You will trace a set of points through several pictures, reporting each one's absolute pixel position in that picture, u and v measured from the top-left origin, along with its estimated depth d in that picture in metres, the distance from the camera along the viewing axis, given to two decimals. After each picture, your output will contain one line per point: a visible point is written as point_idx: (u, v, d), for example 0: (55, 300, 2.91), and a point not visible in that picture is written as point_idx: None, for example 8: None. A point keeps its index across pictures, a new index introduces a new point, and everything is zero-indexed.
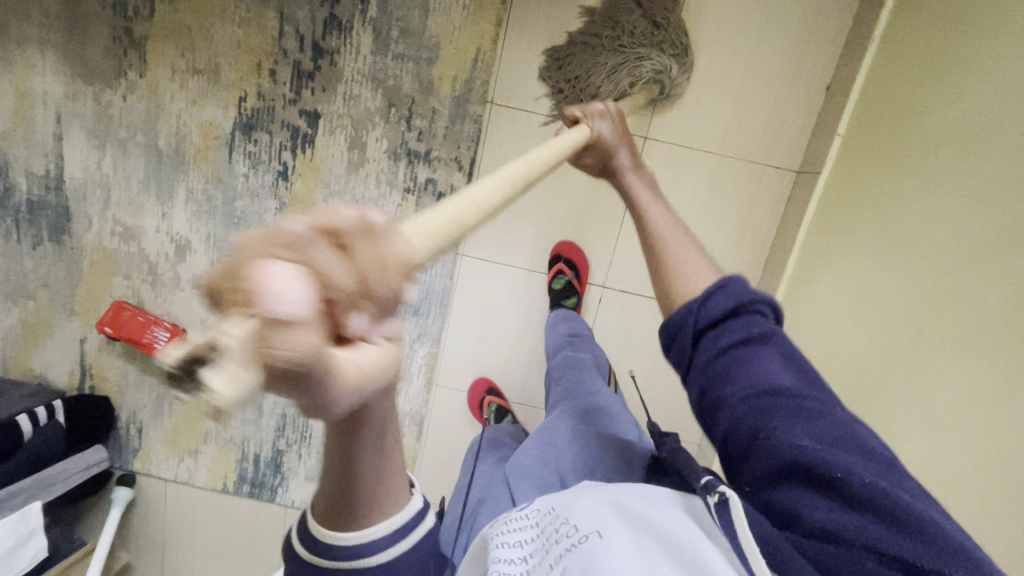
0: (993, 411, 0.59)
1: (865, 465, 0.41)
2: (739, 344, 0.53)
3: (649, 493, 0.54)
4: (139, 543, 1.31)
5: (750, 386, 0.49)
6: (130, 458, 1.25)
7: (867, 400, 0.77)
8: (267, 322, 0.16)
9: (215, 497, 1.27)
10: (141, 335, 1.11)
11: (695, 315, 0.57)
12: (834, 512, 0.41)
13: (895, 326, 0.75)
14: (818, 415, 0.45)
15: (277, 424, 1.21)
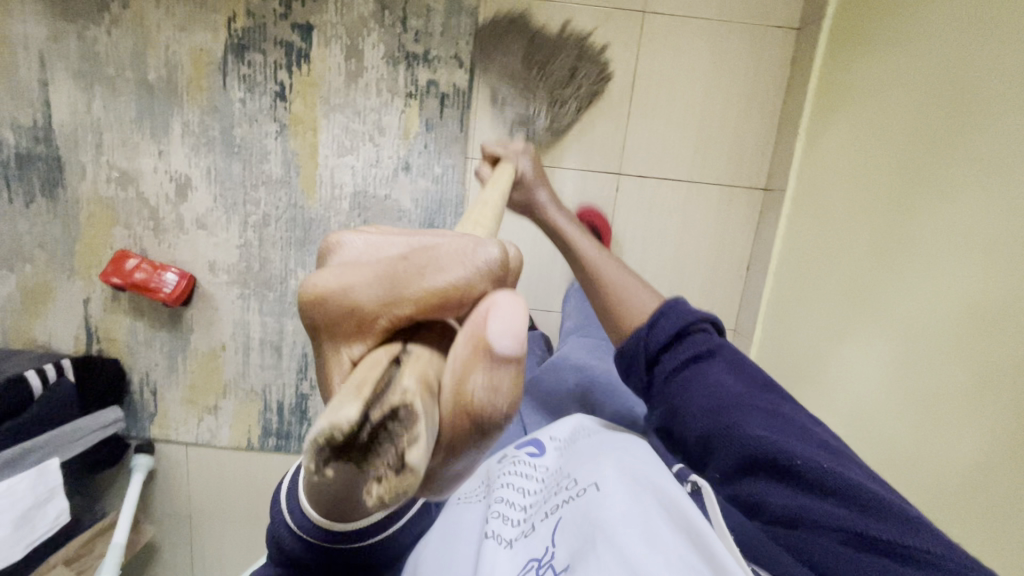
0: (928, 360, 0.68)
1: (819, 454, 0.57)
2: (688, 362, 0.67)
3: (640, 452, 0.62)
4: (164, 517, 1.25)
5: (707, 394, 0.64)
6: (147, 424, 1.20)
7: (858, 287, 0.82)
8: (478, 363, 0.27)
9: (240, 455, 1.21)
10: (149, 281, 1.07)
11: (647, 340, 0.71)
12: (796, 501, 0.55)
13: (843, 289, 0.85)
14: (771, 414, 0.61)
15: (298, 365, 1.16)
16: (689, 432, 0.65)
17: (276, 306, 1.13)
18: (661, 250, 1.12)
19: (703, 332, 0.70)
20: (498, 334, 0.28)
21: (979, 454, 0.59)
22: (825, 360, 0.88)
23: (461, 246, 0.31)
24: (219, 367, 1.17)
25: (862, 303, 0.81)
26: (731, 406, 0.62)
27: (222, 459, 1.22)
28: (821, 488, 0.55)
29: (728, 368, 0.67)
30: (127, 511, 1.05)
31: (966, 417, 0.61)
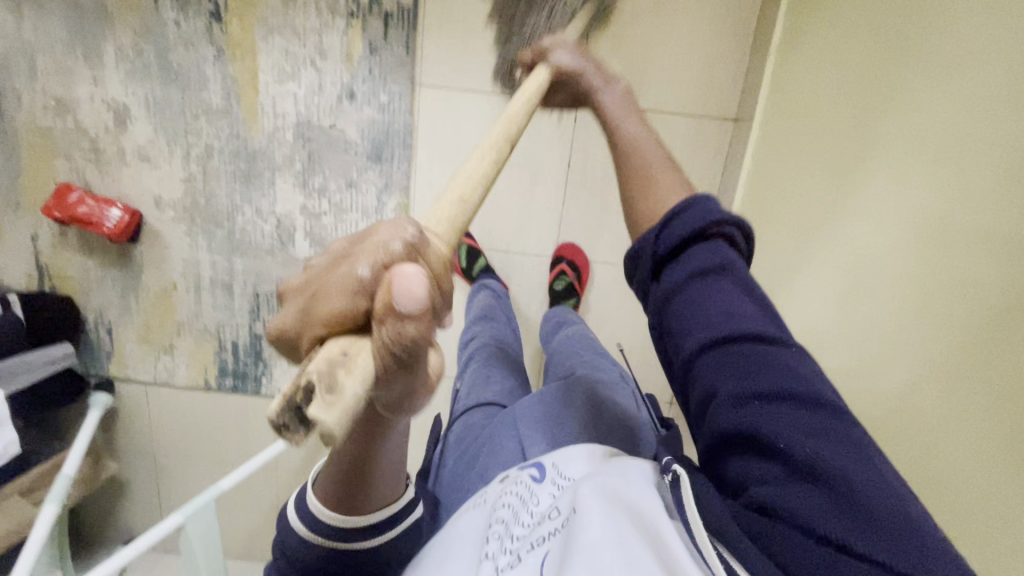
0: (871, 299, 0.64)
1: (820, 435, 0.37)
2: (694, 278, 0.48)
3: (629, 466, 0.46)
4: (129, 454, 1.26)
5: (708, 330, 0.45)
6: (105, 363, 1.20)
7: (817, 212, 0.77)
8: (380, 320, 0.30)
9: (199, 395, 1.21)
10: (93, 215, 1.04)
11: (653, 246, 0.53)
12: (782, 493, 0.37)
13: (802, 221, 0.81)
14: (771, 367, 0.41)
15: (250, 305, 1.14)
16: (685, 385, 0.47)
17: (224, 244, 1.10)
18: None
19: (727, 242, 0.50)
20: (401, 297, 0.29)
21: (910, 386, 0.57)
22: (779, 289, 0.85)
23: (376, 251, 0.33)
24: (172, 305, 1.15)
25: (819, 226, 0.76)
26: (736, 355, 0.43)
27: (181, 398, 1.22)
28: (820, 484, 0.36)
29: (744, 297, 0.46)
30: (80, 444, 1.04)
31: (900, 340, 0.58)
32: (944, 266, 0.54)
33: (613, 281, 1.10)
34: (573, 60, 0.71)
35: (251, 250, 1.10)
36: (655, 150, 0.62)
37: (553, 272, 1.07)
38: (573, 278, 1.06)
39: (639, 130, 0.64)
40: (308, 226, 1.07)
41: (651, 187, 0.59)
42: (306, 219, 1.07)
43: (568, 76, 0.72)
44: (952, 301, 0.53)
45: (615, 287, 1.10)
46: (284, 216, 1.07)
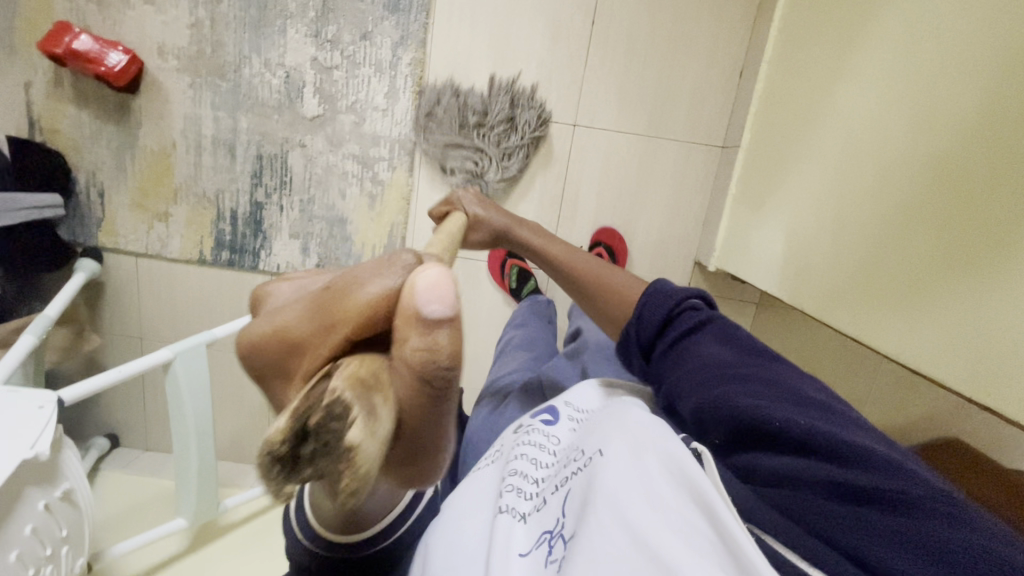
0: (896, 105, 0.66)
1: (802, 412, 0.43)
2: (681, 340, 0.57)
3: (651, 416, 0.51)
4: (114, 335, 1.20)
5: (697, 364, 0.53)
6: (94, 231, 1.13)
7: (818, 84, 0.83)
8: (413, 326, 0.28)
9: (193, 270, 1.15)
10: (95, 56, 0.98)
11: (637, 330, 0.62)
12: (794, 466, 0.41)
13: (816, 75, 0.84)
14: (760, 376, 0.48)
15: (253, 169, 1.08)
16: (679, 410, 0.53)
17: (229, 100, 1.05)
18: (647, 53, 1.02)
19: (693, 309, 0.59)
20: (426, 305, 0.28)
21: (952, 148, 0.58)
22: (794, 144, 0.87)
23: (392, 265, 0.31)
24: (170, 168, 1.09)
25: (822, 94, 0.82)
26: (719, 372, 0.50)
27: (174, 274, 1.16)
28: (816, 447, 0.41)
29: (716, 339, 0.55)
30: (63, 297, 0.99)
31: (900, 175, 0.64)
32: (959, 50, 0.58)
33: (632, 154, 1.07)
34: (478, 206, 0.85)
35: (257, 108, 1.05)
36: (581, 259, 0.78)
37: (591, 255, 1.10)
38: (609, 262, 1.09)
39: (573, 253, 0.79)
40: (319, 81, 1.03)
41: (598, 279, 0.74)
42: (317, 73, 1.03)
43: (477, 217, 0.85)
44: (959, 113, 0.58)
45: (633, 165, 1.07)
46: (295, 70, 1.03)
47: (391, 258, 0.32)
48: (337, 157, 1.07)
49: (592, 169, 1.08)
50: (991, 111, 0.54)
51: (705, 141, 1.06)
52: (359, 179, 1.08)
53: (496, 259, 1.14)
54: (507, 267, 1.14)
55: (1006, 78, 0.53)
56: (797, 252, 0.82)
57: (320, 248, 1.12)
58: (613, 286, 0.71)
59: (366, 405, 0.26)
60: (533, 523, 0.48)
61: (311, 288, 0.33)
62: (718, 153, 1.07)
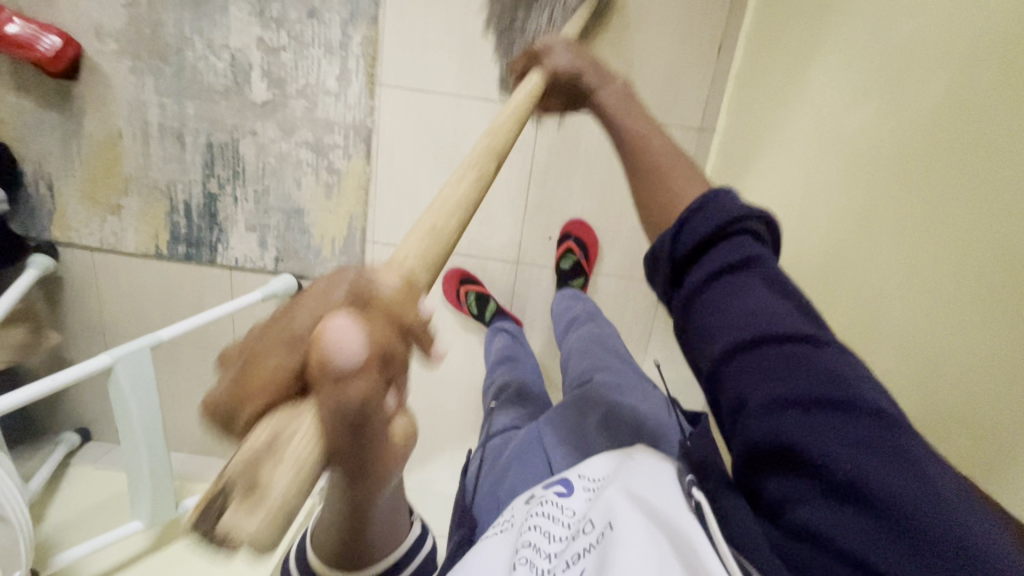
0: (871, 86, 0.60)
1: (854, 441, 0.31)
2: (715, 279, 0.41)
3: (665, 478, 0.43)
4: (77, 329, 1.17)
5: (736, 330, 0.38)
6: (46, 225, 1.09)
7: (794, 64, 0.78)
8: (325, 374, 0.25)
9: (151, 265, 1.12)
10: (26, 39, 0.92)
11: (669, 251, 0.45)
12: (823, 516, 0.32)
13: (799, 50, 0.77)
14: (815, 371, 0.34)
15: (203, 158, 1.03)
16: (710, 393, 0.40)
17: (173, 85, 0.99)
18: (617, 28, 0.94)
19: (746, 237, 0.42)
20: (337, 360, 0.25)
21: (920, 136, 0.51)
22: (773, 125, 0.81)
23: (316, 306, 0.28)
24: (119, 158, 1.04)
25: (797, 74, 0.77)
26: (746, 358, 0.37)
27: (132, 268, 1.12)
28: (858, 507, 0.30)
29: (768, 291, 0.39)
30: (9, 296, 0.96)
31: (871, 161, 0.58)
32: (936, 23, 0.51)
33: (601, 137, 1.00)
34: (569, 62, 0.71)
35: (202, 93, 0.99)
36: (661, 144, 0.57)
37: (560, 250, 1.05)
38: (580, 256, 1.04)
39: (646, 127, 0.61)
40: (265, 64, 0.96)
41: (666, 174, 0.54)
42: (263, 55, 0.96)
43: (564, 76, 0.72)
44: (929, 95, 0.51)
45: (605, 149, 1.00)
46: (240, 51, 0.96)
47: (315, 295, 0.29)
48: (290, 145, 1.01)
49: (559, 155, 1.01)
50: (948, 110, 0.48)
51: (681, 123, 0.98)
52: (315, 168, 1.02)
53: (451, 287, 1.11)
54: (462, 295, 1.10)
55: (979, 58, 0.46)
56: None
57: (279, 241, 1.08)
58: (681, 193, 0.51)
59: (252, 481, 0.26)
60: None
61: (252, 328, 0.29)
62: (694, 136, 0.99)
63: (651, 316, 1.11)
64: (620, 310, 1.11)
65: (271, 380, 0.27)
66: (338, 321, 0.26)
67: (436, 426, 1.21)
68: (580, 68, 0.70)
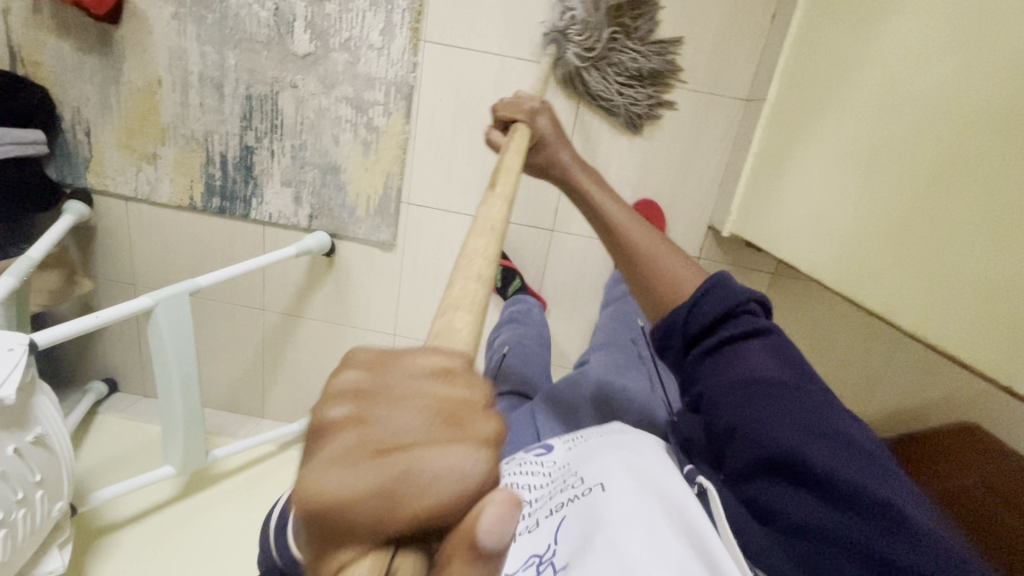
0: (947, 47, 0.57)
1: (841, 457, 0.45)
2: (734, 339, 0.56)
3: (654, 457, 0.55)
4: (109, 278, 1.18)
5: (741, 376, 0.53)
6: (82, 172, 1.09)
7: (852, 31, 0.74)
8: (478, 554, 0.22)
9: (185, 217, 1.12)
10: None
11: (687, 319, 0.60)
12: (818, 514, 0.44)
13: (858, 14, 0.73)
14: (804, 405, 0.49)
15: (242, 110, 1.02)
16: (712, 419, 0.55)
17: (215, 33, 0.98)
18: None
19: (751, 315, 0.57)
20: (495, 545, 0.22)
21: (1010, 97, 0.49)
22: (824, 96, 0.78)
23: (471, 427, 0.23)
24: (156, 107, 1.04)
25: (866, 39, 0.71)
26: (746, 392, 0.52)
27: (166, 220, 1.13)
28: (850, 510, 0.43)
29: (766, 352, 0.54)
30: (48, 239, 0.96)
31: (943, 126, 0.56)
32: None
33: (645, 105, 0.98)
34: (550, 127, 0.80)
35: (244, 42, 0.98)
36: (636, 223, 0.73)
37: None
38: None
39: (625, 213, 0.74)
40: (309, 15, 0.95)
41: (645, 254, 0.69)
42: (307, 5, 0.95)
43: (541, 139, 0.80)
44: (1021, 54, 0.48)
45: (647, 118, 0.99)
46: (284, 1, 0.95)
47: (466, 408, 0.24)
48: (329, 100, 1.00)
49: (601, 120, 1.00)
50: None
51: (728, 93, 0.96)
52: (353, 125, 1.01)
53: None
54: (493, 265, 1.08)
55: None
56: (812, 217, 0.76)
57: (313, 198, 1.07)
58: (670, 271, 0.66)
59: None
60: (530, 542, 0.53)
61: (380, 429, 0.22)
62: (741, 107, 0.97)
63: None
64: None
65: (413, 536, 0.21)
66: (496, 494, 0.22)
67: None
68: (559, 143, 0.80)
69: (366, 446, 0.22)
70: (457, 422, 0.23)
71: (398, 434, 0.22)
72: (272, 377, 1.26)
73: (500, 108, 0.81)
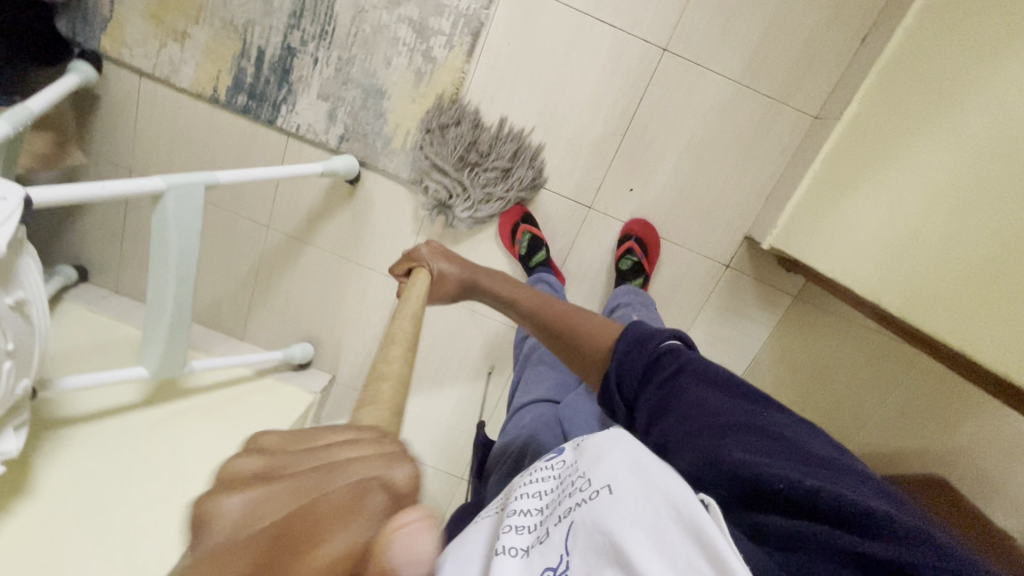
0: None
1: (801, 470, 0.41)
2: (666, 379, 0.56)
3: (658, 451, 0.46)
4: (105, 156, 1.08)
5: (682, 412, 0.51)
6: (97, 33, 0.97)
7: (954, 70, 0.70)
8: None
9: (204, 109, 1.03)
10: None
11: (618, 375, 0.61)
12: (798, 528, 0.38)
13: (961, 53, 0.70)
14: (752, 429, 0.47)
15: (292, 6, 0.93)
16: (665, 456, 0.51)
17: None
18: None
19: (671, 350, 0.59)
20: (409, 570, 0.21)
21: None
22: (909, 131, 0.75)
23: (374, 466, 0.24)
24: None
25: (963, 83, 0.68)
26: (688, 426, 0.50)
27: (181, 108, 1.03)
28: (827, 519, 0.37)
29: (699, 382, 0.54)
30: (48, 92, 0.86)
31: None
32: None
33: (715, 100, 0.96)
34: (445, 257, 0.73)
35: None
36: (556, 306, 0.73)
37: (620, 250, 1.04)
38: (640, 257, 1.03)
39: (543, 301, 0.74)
40: None
41: (581, 333, 0.69)
42: None
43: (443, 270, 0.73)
44: None
45: (712, 114, 0.96)
46: None
47: (367, 458, 0.25)
48: (391, 18, 0.93)
49: (667, 106, 0.97)
50: None
51: (799, 106, 0.95)
52: (410, 50, 0.94)
53: (508, 224, 1.05)
54: (518, 233, 1.05)
55: None
56: (881, 250, 0.75)
57: (349, 119, 1.00)
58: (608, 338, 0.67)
59: None
60: (534, 558, 0.43)
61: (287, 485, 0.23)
62: (808, 124, 0.96)
63: (704, 297, 1.10)
64: (675, 283, 1.09)
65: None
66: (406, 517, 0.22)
67: (456, 351, 1.18)
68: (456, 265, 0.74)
69: (295, 492, 0.22)
70: (355, 465, 0.24)
71: (294, 488, 0.23)
72: (262, 299, 1.18)
73: (393, 266, 0.74)
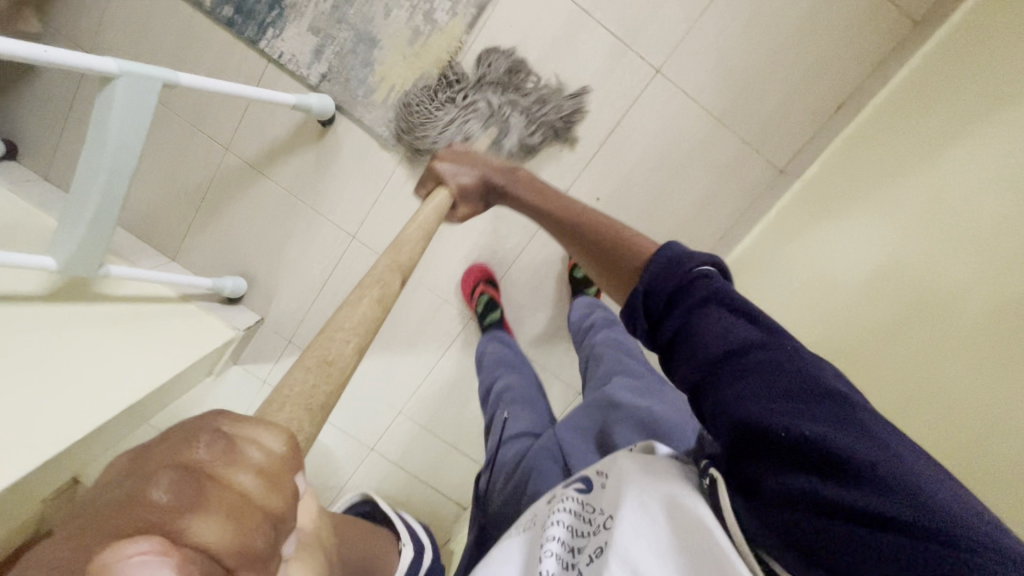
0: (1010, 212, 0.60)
1: (814, 410, 0.35)
2: (694, 310, 0.44)
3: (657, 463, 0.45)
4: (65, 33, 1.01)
5: (710, 353, 0.41)
6: None
7: (923, 146, 0.75)
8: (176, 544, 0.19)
9: (184, 11, 0.98)
10: None
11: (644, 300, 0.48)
12: (801, 484, 0.33)
13: (933, 127, 0.75)
14: (773, 367, 0.38)
15: None
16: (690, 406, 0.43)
17: None
18: (764, 39, 0.93)
19: (705, 277, 0.46)
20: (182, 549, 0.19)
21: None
22: (885, 181, 0.79)
23: (192, 436, 0.23)
24: None
25: (929, 160, 0.74)
26: (711, 371, 0.41)
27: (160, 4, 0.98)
28: (830, 470, 0.32)
29: (731, 315, 0.43)
30: None
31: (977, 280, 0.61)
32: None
33: (693, 131, 0.99)
34: (459, 168, 0.73)
35: None
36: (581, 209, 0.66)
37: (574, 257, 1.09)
38: None
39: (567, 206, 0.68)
40: None
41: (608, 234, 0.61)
42: None
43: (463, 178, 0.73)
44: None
45: (688, 144, 0.99)
46: None
47: (193, 429, 0.24)
48: None
49: (649, 125, 0.99)
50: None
51: (768, 156, 0.99)
52: (412, 5, 0.93)
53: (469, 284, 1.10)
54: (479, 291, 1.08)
55: None
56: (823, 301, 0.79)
57: (335, 58, 0.97)
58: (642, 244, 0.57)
59: None
60: None
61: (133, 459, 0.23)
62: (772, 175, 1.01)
63: None
64: None
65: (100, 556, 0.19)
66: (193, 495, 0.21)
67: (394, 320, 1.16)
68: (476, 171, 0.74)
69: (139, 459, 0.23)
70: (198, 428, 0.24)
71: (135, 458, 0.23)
72: (203, 222, 1.13)
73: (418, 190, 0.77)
